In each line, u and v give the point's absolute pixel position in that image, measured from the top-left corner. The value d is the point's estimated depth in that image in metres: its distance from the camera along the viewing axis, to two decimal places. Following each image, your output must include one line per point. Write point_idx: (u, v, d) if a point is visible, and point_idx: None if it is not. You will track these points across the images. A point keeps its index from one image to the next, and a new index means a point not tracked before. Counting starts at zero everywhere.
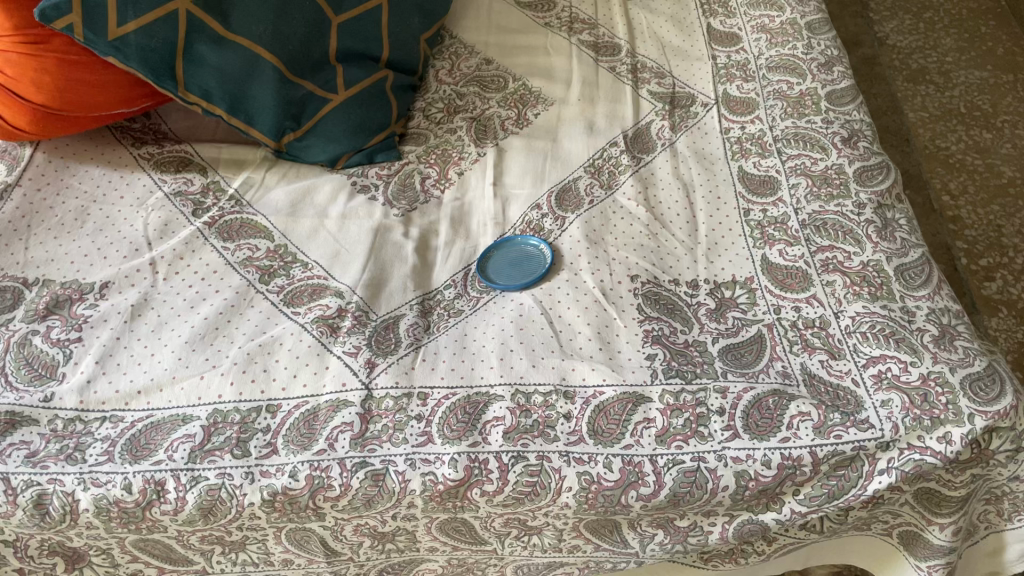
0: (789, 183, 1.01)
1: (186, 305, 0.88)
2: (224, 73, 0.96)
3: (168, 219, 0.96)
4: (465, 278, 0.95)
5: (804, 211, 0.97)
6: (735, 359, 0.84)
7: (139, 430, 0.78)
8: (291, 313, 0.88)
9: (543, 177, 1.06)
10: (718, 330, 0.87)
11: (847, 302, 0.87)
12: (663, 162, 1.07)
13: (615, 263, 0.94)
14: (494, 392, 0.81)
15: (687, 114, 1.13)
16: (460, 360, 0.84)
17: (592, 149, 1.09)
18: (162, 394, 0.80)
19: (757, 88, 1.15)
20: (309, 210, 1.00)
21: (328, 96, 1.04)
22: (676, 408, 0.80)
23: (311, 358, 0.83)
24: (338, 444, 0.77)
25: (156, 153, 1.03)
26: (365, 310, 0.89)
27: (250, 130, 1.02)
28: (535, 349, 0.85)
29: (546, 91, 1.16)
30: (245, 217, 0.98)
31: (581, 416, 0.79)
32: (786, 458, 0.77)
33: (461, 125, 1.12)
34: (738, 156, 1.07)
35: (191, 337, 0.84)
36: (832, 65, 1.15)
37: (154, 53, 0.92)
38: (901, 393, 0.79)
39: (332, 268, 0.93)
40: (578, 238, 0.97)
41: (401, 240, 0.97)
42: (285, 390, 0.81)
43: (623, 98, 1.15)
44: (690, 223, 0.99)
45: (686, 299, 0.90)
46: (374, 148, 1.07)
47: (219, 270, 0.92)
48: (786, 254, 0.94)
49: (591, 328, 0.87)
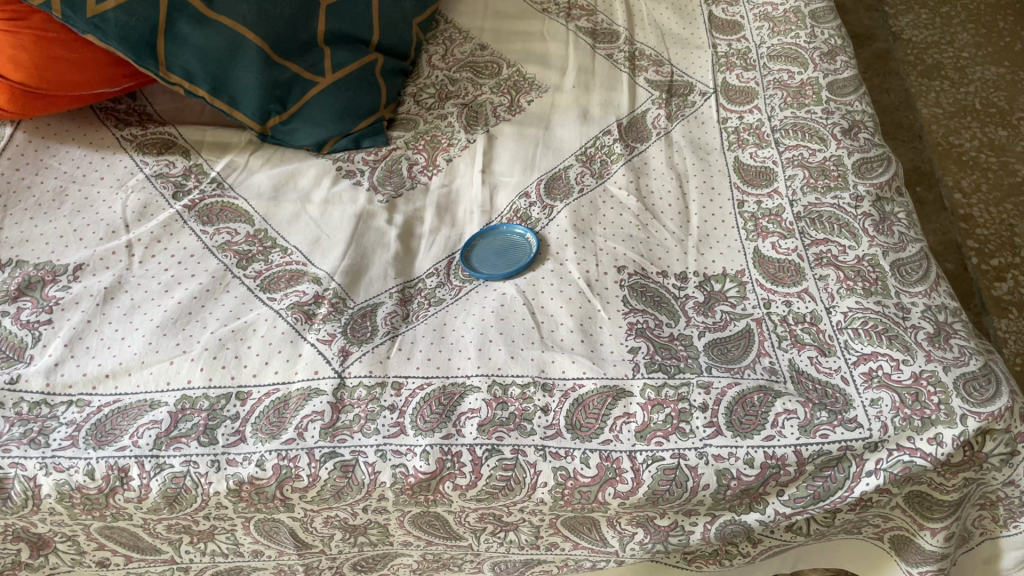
0: (786, 174, 0.98)
1: (160, 288, 0.86)
2: (206, 54, 0.94)
3: (148, 201, 0.94)
4: (449, 266, 0.92)
5: (800, 203, 0.94)
6: (721, 354, 0.81)
7: (106, 415, 0.76)
8: (267, 299, 0.86)
9: (533, 165, 1.03)
10: (705, 324, 0.84)
11: (840, 297, 0.84)
12: (657, 151, 1.04)
13: (602, 253, 0.91)
14: (471, 383, 0.79)
15: (684, 103, 1.10)
16: (437, 350, 0.82)
17: (585, 137, 1.06)
18: (130, 378, 0.78)
19: (757, 77, 1.11)
20: (292, 195, 0.98)
21: (314, 79, 1.02)
22: (658, 403, 0.77)
23: (284, 345, 0.81)
24: (307, 434, 0.75)
25: (140, 135, 1.02)
26: (342, 297, 0.87)
27: (234, 112, 1.00)
28: (515, 339, 0.82)
29: (541, 78, 1.13)
30: (225, 200, 0.96)
31: (559, 409, 0.77)
32: (769, 457, 0.74)
33: (452, 111, 1.10)
34: (735, 146, 1.04)
35: (163, 322, 0.82)
36: (835, 54, 1.12)
37: (134, 31, 0.90)
38: (892, 392, 0.75)
39: (311, 254, 0.91)
40: (565, 227, 0.94)
41: (384, 226, 0.95)
42: (256, 377, 0.79)
43: (619, 85, 1.13)
44: (681, 214, 0.96)
45: (674, 292, 0.88)
46: (361, 133, 1.05)
47: (197, 254, 0.90)
48: (778, 247, 0.91)
49: (573, 320, 0.84)
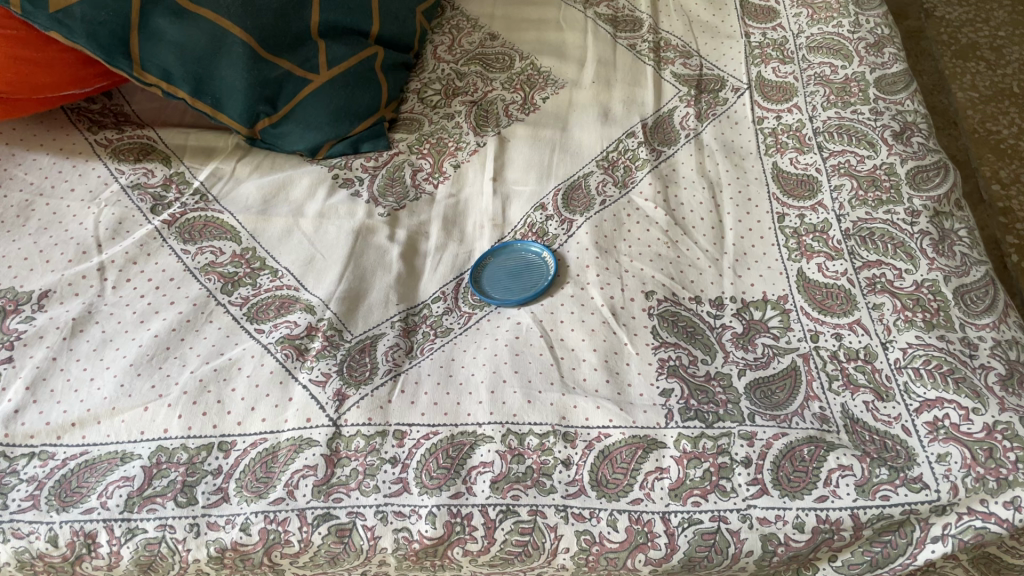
0: (831, 184, 0.88)
1: (135, 318, 0.77)
2: (186, 51, 0.84)
3: (123, 216, 0.85)
4: (457, 289, 0.83)
5: (849, 218, 0.85)
6: (764, 397, 0.72)
7: (71, 469, 0.68)
8: (254, 331, 0.77)
9: (548, 172, 0.93)
10: (745, 360, 0.75)
11: (897, 331, 0.75)
12: (686, 156, 0.94)
13: (627, 276, 0.82)
14: (483, 432, 0.70)
15: (715, 100, 1.00)
16: (444, 392, 0.73)
17: (607, 140, 0.96)
18: (99, 427, 0.70)
19: (796, 72, 1.01)
20: (283, 208, 0.88)
21: (308, 76, 0.91)
22: (694, 457, 0.68)
23: (272, 388, 0.72)
24: (298, 492, 0.66)
25: (115, 139, 0.92)
26: (338, 328, 0.77)
27: (219, 115, 0.90)
28: (532, 379, 0.73)
29: (557, 72, 1.04)
30: (209, 214, 0.87)
31: (582, 463, 0.68)
32: (821, 521, 0.65)
33: (459, 109, 1.00)
34: (773, 150, 0.94)
35: (137, 360, 0.73)
36: (882, 46, 1.01)
37: (103, 27, 0.80)
38: (962, 446, 0.66)
39: (304, 277, 0.82)
40: (586, 245, 0.85)
41: (385, 244, 0.86)
42: (241, 425, 0.70)
43: (643, 80, 1.03)
44: (715, 229, 0.86)
45: (708, 321, 0.78)
46: (359, 136, 0.95)
47: (176, 278, 0.81)
48: (825, 269, 0.81)
49: (597, 356, 0.75)
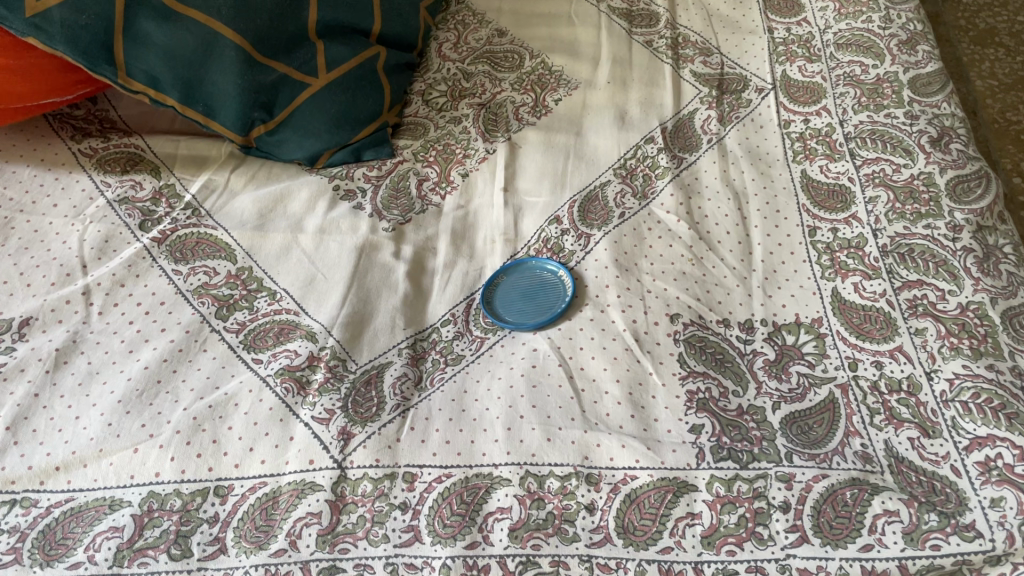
0: (866, 195, 0.83)
1: (123, 348, 0.72)
2: (175, 56, 0.78)
3: (109, 233, 0.80)
4: (468, 311, 0.78)
5: (886, 232, 0.79)
6: (802, 433, 0.67)
7: (55, 519, 0.62)
8: (251, 361, 0.71)
9: (563, 181, 0.87)
10: (780, 392, 0.70)
11: (942, 359, 0.70)
12: (709, 163, 0.88)
13: (650, 297, 0.76)
14: (500, 475, 0.65)
15: (738, 101, 0.95)
16: (457, 430, 0.67)
17: (624, 146, 0.90)
18: (85, 470, 0.64)
19: (824, 71, 0.95)
20: (281, 223, 0.83)
21: (307, 80, 0.85)
22: (728, 501, 0.63)
23: (272, 427, 0.67)
24: (301, 542, 0.61)
25: (101, 149, 0.87)
26: (342, 358, 0.72)
27: (211, 123, 0.85)
28: (551, 415, 0.68)
29: (569, 71, 0.98)
30: (202, 231, 0.81)
31: (607, 509, 0.63)
32: (867, 572, 0.59)
33: (467, 113, 0.94)
34: (801, 157, 0.88)
35: (126, 395, 0.68)
36: (916, 43, 0.95)
37: (84, 32, 0.74)
38: (1017, 489, 0.61)
39: (305, 300, 0.76)
40: (605, 263, 0.79)
41: (391, 262, 0.80)
42: (238, 468, 0.65)
43: (661, 79, 0.97)
44: (742, 244, 0.81)
45: (738, 348, 0.73)
46: (361, 144, 0.89)
47: (168, 302, 0.75)
48: (862, 289, 0.76)
49: (620, 387, 0.70)
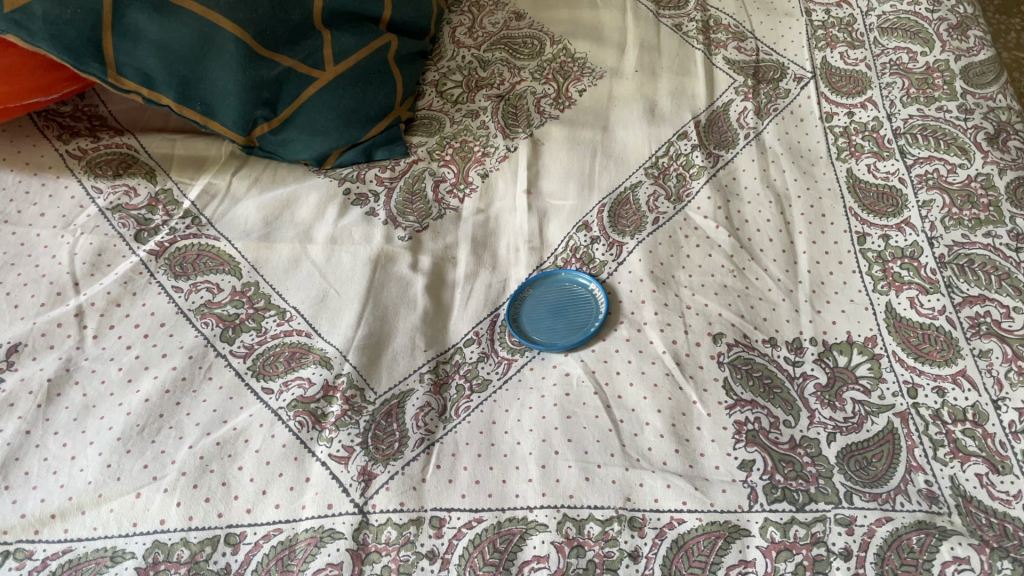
0: (919, 199, 0.77)
1: (121, 377, 0.66)
2: (169, 52, 0.71)
3: (103, 246, 0.74)
4: (492, 329, 0.72)
5: (942, 241, 0.73)
6: (861, 470, 0.62)
7: (52, 573, 0.57)
8: (261, 390, 0.66)
9: (590, 182, 0.81)
10: (834, 422, 0.65)
11: (1010, 386, 0.64)
12: (747, 162, 0.82)
13: (690, 314, 0.71)
14: (536, 519, 0.59)
15: (775, 91, 0.88)
16: (487, 468, 0.62)
17: (655, 142, 0.84)
18: (84, 518, 0.59)
19: (867, 58, 0.89)
20: (288, 232, 0.77)
21: (313, 74, 0.78)
22: (784, 548, 0.58)
23: (285, 466, 0.61)
24: None
25: (91, 150, 0.80)
26: (360, 387, 0.66)
27: (210, 122, 0.78)
28: (589, 451, 0.63)
29: (593, 59, 0.92)
30: (203, 242, 0.75)
31: (653, 557, 0.57)
32: None
33: (485, 106, 0.88)
34: (847, 155, 0.82)
35: (126, 433, 0.62)
36: (967, 28, 0.89)
37: (69, 27, 0.68)
38: None
39: (317, 319, 0.70)
40: (640, 275, 0.73)
41: (408, 275, 0.74)
42: (250, 513, 0.59)
43: (692, 68, 0.91)
44: (787, 252, 0.75)
45: (787, 370, 0.68)
46: (373, 141, 0.83)
47: (168, 323, 0.69)
48: (919, 305, 0.70)
49: (663, 419, 0.64)
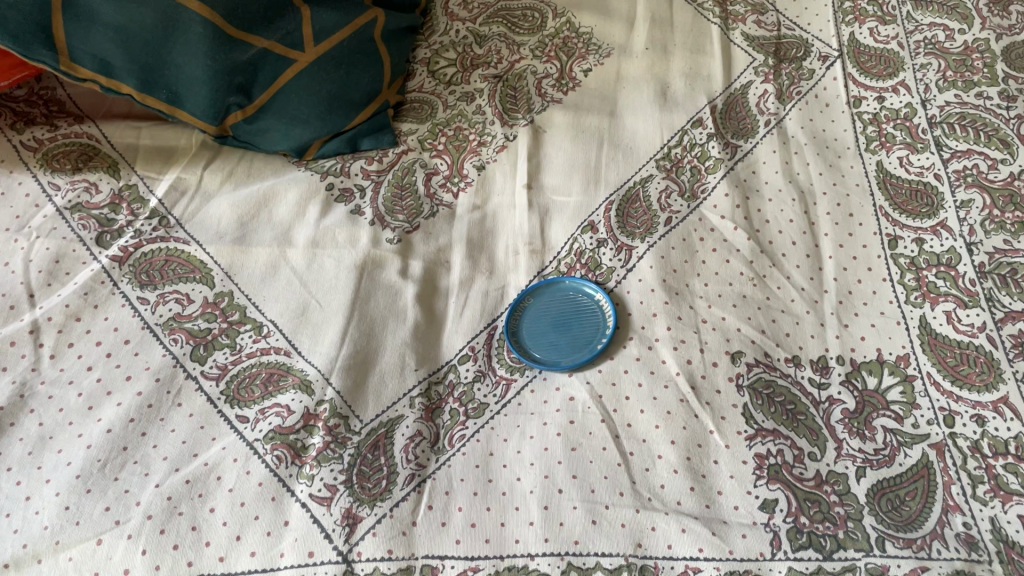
0: (957, 198, 0.70)
1: (81, 404, 0.60)
2: (127, 36, 0.64)
3: (60, 251, 0.67)
4: (489, 344, 0.66)
5: (982, 248, 0.67)
6: (894, 510, 0.56)
7: None
8: (234, 418, 0.60)
9: (596, 175, 0.75)
10: (863, 454, 0.59)
11: None
12: (768, 153, 0.75)
13: (706, 330, 0.65)
14: (537, 569, 0.53)
15: (799, 72, 0.81)
16: (484, 508, 0.56)
17: (667, 131, 0.77)
18: (39, 569, 0.52)
19: (899, 35, 0.82)
20: (265, 233, 0.70)
21: (291, 55, 0.71)
22: None
23: (262, 508, 0.55)
24: None
25: (48, 141, 0.74)
26: (344, 416, 0.60)
27: (177, 112, 0.71)
28: (596, 488, 0.57)
29: (600, 34, 0.85)
30: (172, 246, 0.69)
31: None
32: None
33: (481, 88, 0.82)
34: (877, 146, 0.75)
35: (86, 469, 0.56)
36: (1008, 3, 0.82)
37: (13, 12, 0.61)
38: None
39: (297, 335, 0.64)
40: (651, 285, 0.67)
41: (397, 283, 0.68)
42: (223, 562, 0.53)
43: (707, 45, 0.84)
44: (812, 257, 0.69)
45: (812, 395, 0.62)
46: (358, 130, 0.76)
47: (133, 340, 0.63)
48: (957, 320, 0.64)
49: (676, 451, 0.58)
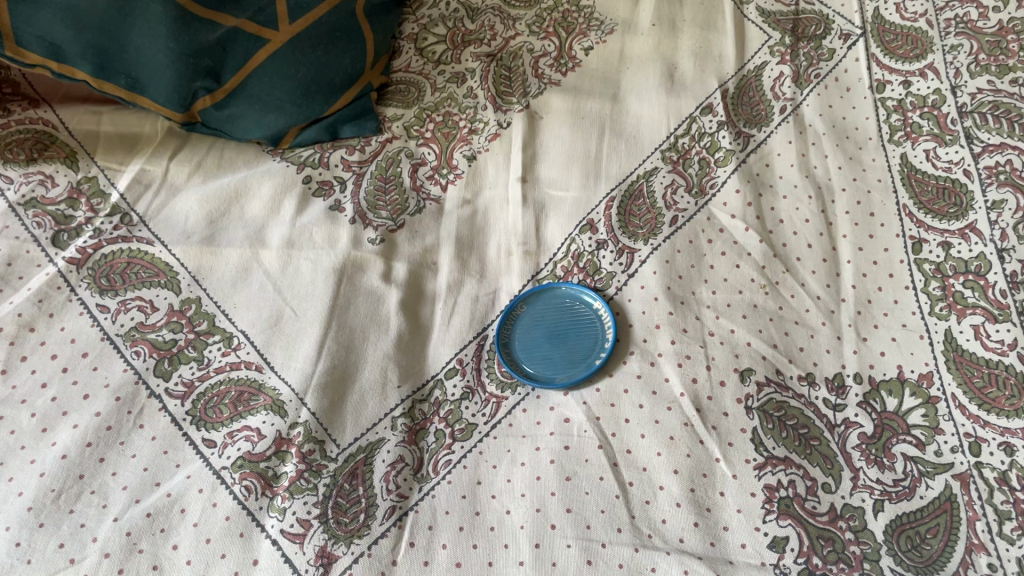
0: (988, 198, 0.64)
1: (34, 426, 0.54)
2: (79, 18, 0.58)
3: (13, 253, 0.62)
4: (478, 357, 0.61)
5: (1015, 254, 0.61)
6: (912, 551, 0.50)
7: None
8: (200, 442, 0.55)
9: (597, 168, 0.69)
10: (881, 485, 0.53)
11: None
12: (783, 143, 0.70)
13: (713, 343, 0.60)
14: None
15: (817, 52, 0.75)
16: (470, 545, 0.51)
17: (674, 118, 0.71)
18: None
19: (929, 12, 0.75)
20: (236, 232, 0.65)
21: (264, 35, 0.64)
22: None
23: (229, 544, 0.50)
24: None
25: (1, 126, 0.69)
26: (320, 440, 0.56)
27: (140, 99, 0.65)
28: (592, 524, 0.52)
29: (602, 7, 0.79)
30: (135, 247, 0.64)
31: None
32: None
33: (473, 68, 0.76)
34: (900, 136, 0.69)
35: (39, 501, 0.51)
36: None
37: None
38: None
39: (269, 348, 0.59)
40: (654, 293, 0.62)
41: (379, 289, 0.63)
42: None
43: (719, 21, 0.77)
44: (829, 262, 0.63)
45: (827, 417, 0.56)
46: (338, 117, 0.70)
47: (91, 353, 0.58)
48: (986, 335, 0.59)
49: (680, 482, 0.53)
